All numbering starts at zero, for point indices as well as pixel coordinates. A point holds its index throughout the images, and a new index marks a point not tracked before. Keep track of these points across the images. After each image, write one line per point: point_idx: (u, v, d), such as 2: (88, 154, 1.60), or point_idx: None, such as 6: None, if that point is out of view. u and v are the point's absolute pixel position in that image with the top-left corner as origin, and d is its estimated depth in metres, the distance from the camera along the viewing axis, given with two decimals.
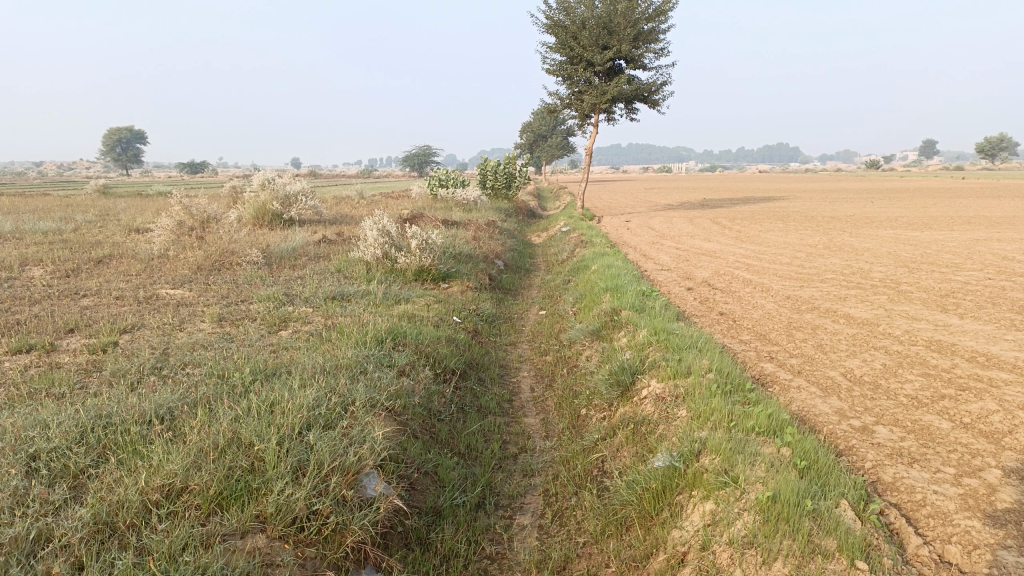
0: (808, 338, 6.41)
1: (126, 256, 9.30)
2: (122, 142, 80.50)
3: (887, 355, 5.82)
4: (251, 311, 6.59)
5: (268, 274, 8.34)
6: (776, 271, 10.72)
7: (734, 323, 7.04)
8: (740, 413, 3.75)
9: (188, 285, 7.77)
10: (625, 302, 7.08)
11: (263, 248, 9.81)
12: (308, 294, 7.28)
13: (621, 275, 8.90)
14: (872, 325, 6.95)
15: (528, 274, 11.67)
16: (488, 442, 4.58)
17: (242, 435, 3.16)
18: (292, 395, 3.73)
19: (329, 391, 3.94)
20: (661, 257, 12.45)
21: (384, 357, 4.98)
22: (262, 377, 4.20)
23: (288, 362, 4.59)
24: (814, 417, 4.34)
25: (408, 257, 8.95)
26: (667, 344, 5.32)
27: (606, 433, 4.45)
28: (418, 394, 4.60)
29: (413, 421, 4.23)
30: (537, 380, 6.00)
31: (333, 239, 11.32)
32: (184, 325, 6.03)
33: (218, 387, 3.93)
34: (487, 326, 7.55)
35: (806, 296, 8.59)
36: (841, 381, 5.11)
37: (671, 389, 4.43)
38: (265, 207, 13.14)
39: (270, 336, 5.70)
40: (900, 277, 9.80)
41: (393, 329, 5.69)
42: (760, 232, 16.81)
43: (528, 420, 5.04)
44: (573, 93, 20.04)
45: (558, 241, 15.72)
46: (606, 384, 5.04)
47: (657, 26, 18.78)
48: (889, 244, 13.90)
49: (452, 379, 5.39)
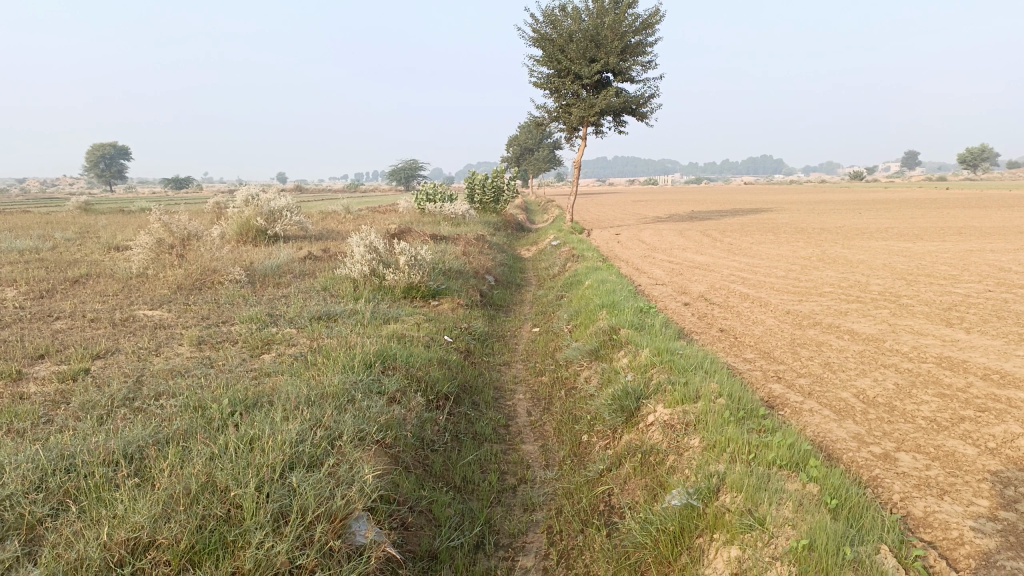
0: (815, 356, 6.17)
1: (103, 275, 8.97)
2: (105, 158, 79.96)
3: (898, 373, 5.58)
4: (233, 333, 6.28)
5: (250, 293, 8.04)
6: (773, 284, 10.50)
7: (736, 340, 6.79)
8: (757, 442, 3.50)
9: (167, 306, 7.45)
10: (623, 319, 6.82)
11: (246, 266, 9.51)
12: (293, 315, 6.97)
13: (616, 291, 8.66)
14: (878, 341, 6.72)
15: (519, 290, 11.41)
16: (484, 473, 4.30)
17: (217, 478, 2.86)
18: (274, 430, 3.44)
19: (314, 424, 3.65)
20: (654, 271, 12.22)
21: (373, 384, 4.69)
22: (241, 407, 3.91)
23: (271, 390, 4.29)
24: (832, 445, 4.08)
25: (396, 274, 8.67)
26: (672, 366, 5.06)
27: (611, 463, 4.18)
28: (409, 423, 4.32)
29: (405, 453, 3.94)
30: (534, 403, 5.72)
31: (318, 256, 11.03)
32: (161, 349, 5.72)
33: (194, 421, 3.63)
34: (479, 345, 7.27)
35: (806, 311, 8.35)
36: (855, 403, 4.86)
37: (680, 416, 4.17)
38: (249, 223, 12.82)
39: (251, 361, 5.39)
40: (899, 290, 9.61)
41: (382, 351, 5.41)
42: (752, 245, 16.64)
43: (526, 448, 4.76)
44: (561, 106, 19.87)
45: (547, 255, 15.48)
46: (608, 410, 4.77)
47: (645, 38, 18.67)
48: (883, 256, 13.75)
49: (445, 405, 5.11)
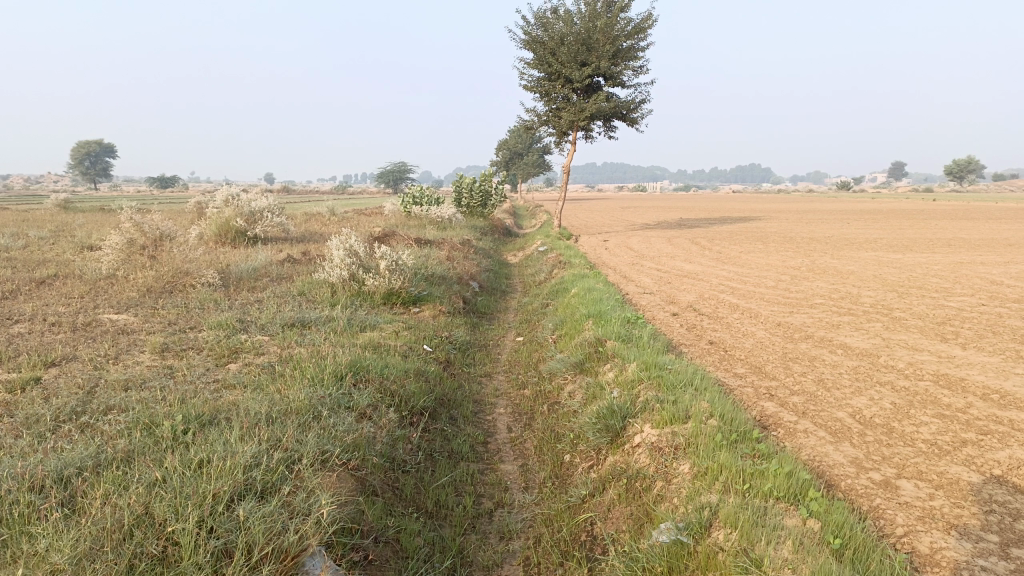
0: (808, 371, 5.93)
1: (71, 276, 8.62)
2: (90, 156, 79.29)
3: (895, 392, 5.35)
4: (200, 340, 5.96)
5: (223, 297, 7.73)
6: (763, 295, 10.28)
7: (726, 354, 6.55)
8: (753, 470, 3.24)
9: (134, 310, 7.12)
10: (609, 330, 6.56)
11: (221, 268, 9.18)
12: (265, 321, 6.67)
13: (603, 300, 8.41)
14: (873, 356, 6.49)
15: (504, 297, 11.15)
16: (459, 496, 4.02)
17: (155, 510, 2.57)
18: (228, 452, 3.16)
19: (273, 445, 3.37)
20: (642, 280, 11.97)
21: (343, 398, 4.40)
22: (195, 425, 3.61)
23: (231, 406, 3.99)
24: (829, 472, 3.82)
25: (376, 279, 8.37)
26: (660, 382, 4.80)
27: (594, 487, 3.91)
28: (379, 442, 4.03)
29: (373, 476, 3.66)
30: (515, 418, 5.43)
31: (297, 259, 10.72)
32: (121, 357, 5.40)
33: (140, 441, 3.33)
34: (460, 355, 6.99)
35: (797, 323, 8.12)
36: (851, 424, 4.61)
37: (669, 438, 3.91)
38: (228, 224, 12.47)
39: (216, 371, 5.07)
40: (891, 303, 9.41)
41: (355, 362, 5.11)
42: (741, 254, 16.47)
43: (505, 467, 4.48)
44: (550, 110, 19.64)
45: (534, 261, 15.20)
46: (592, 430, 4.50)
47: (635, 44, 18.48)
48: (873, 267, 13.59)
49: (420, 420, 4.82)
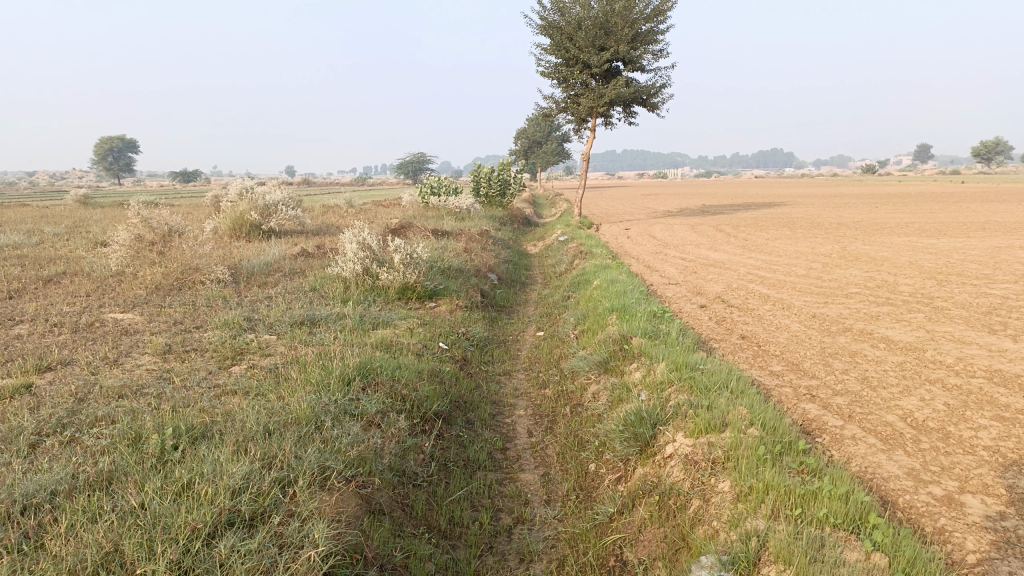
0: (849, 368, 5.52)
1: (78, 274, 8.38)
2: (113, 152, 79.92)
3: (947, 391, 4.93)
4: (204, 341, 5.67)
5: (233, 294, 7.45)
6: (795, 284, 9.84)
7: (760, 350, 6.16)
8: (804, 490, 2.89)
9: (140, 308, 6.86)
10: (635, 326, 6.18)
11: (232, 264, 8.92)
12: (273, 319, 6.36)
13: (628, 292, 8.03)
14: (918, 350, 6.06)
15: (524, 289, 10.81)
16: (476, 511, 3.69)
17: (125, 548, 2.29)
18: (216, 473, 2.86)
19: (267, 465, 3.06)
20: (666, 269, 11.57)
21: (349, 405, 4.09)
22: (185, 439, 3.32)
23: (226, 416, 3.69)
24: (884, 487, 3.44)
25: (390, 273, 8.05)
26: (693, 384, 4.44)
27: (622, 505, 3.57)
28: (388, 453, 3.71)
29: (379, 494, 3.35)
30: (536, 421, 5.08)
31: (311, 253, 10.44)
32: (121, 360, 5.11)
33: (122, 459, 3.04)
34: (477, 352, 6.67)
35: (833, 315, 7.70)
36: (902, 429, 4.22)
37: (705, 449, 3.55)
38: (242, 217, 12.20)
39: (217, 375, 4.77)
40: (930, 292, 8.95)
41: (364, 363, 4.79)
42: (767, 240, 15.98)
43: (525, 477, 4.14)
44: (569, 96, 19.18)
45: (554, 251, 14.81)
46: (620, 439, 4.15)
47: (656, 27, 17.99)
48: (907, 252, 13.10)
49: (433, 427, 4.49)
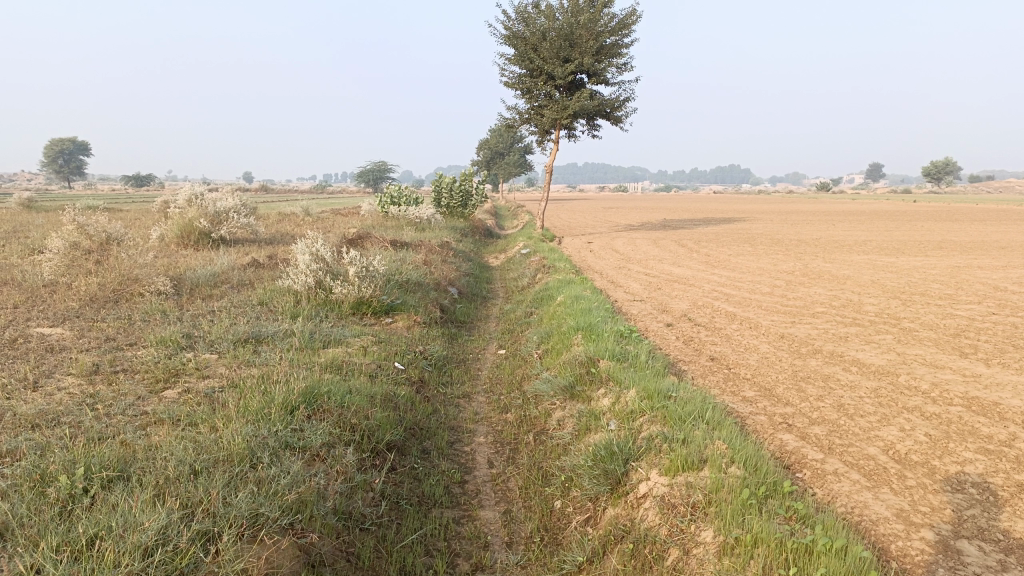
0: (825, 395, 5.28)
1: (7, 283, 7.79)
2: (64, 154, 77.68)
3: (927, 420, 4.71)
4: (139, 360, 5.21)
5: (174, 308, 6.99)
6: (760, 303, 9.65)
7: (730, 373, 5.90)
8: (795, 545, 2.64)
9: (71, 323, 6.34)
10: (602, 348, 5.88)
11: (176, 274, 8.41)
12: (215, 337, 5.91)
13: (593, 310, 7.75)
14: (892, 375, 5.86)
15: (485, 303, 10.49)
16: (429, 557, 3.32)
17: None
18: (126, 526, 2.48)
19: (189, 513, 2.69)
20: (630, 285, 11.34)
21: (291, 437, 3.70)
22: (99, 481, 2.91)
23: (149, 451, 3.27)
24: (874, 532, 3.18)
25: (345, 287, 7.66)
26: (666, 415, 4.15)
27: (592, 552, 3.25)
28: (332, 494, 3.34)
29: (321, 543, 2.98)
30: (497, 450, 4.72)
31: (261, 263, 9.96)
32: (41, 381, 4.62)
33: (19, 506, 2.62)
34: (435, 373, 6.30)
35: (802, 335, 7.49)
36: (886, 463, 3.97)
37: (683, 492, 3.27)
38: (191, 225, 11.66)
39: (147, 401, 4.33)
40: (897, 312, 8.83)
41: (311, 388, 4.39)
42: (729, 256, 15.92)
43: (485, 515, 3.78)
44: (532, 108, 18.94)
45: (516, 265, 14.52)
46: (588, 476, 3.84)
47: (621, 40, 17.86)
48: (868, 271, 13.09)
49: (385, 461, 4.10)
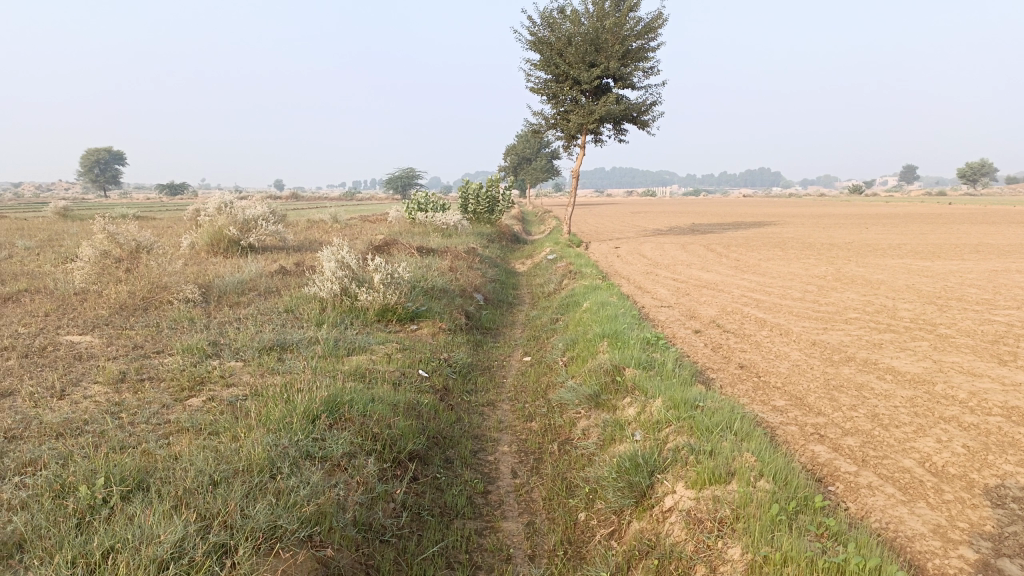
0: (858, 404, 5.14)
1: (40, 292, 7.89)
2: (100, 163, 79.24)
3: (965, 431, 4.55)
4: (165, 368, 5.24)
5: (201, 315, 7.03)
6: (791, 309, 9.48)
7: (760, 382, 5.78)
8: (826, 564, 2.54)
9: (100, 331, 6.40)
10: (628, 355, 5.80)
11: (204, 282, 8.47)
12: (240, 344, 5.93)
13: (620, 316, 7.65)
14: (927, 384, 5.69)
15: (511, 309, 10.43)
16: (450, 569, 3.26)
17: None
18: (143, 539, 2.46)
19: (206, 526, 2.66)
20: (658, 291, 11.21)
21: (311, 447, 3.67)
22: (118, 492, 2.91)
23: (170, 461, 3.27)
24: (910, 550, 3.06)
25: (370, 294, 7.64)
26: (693, 426, 4.06)
27: (616, 567, 3.17)
28: (352, 506, 3.30)
29: (339, 556, 2.94)
30: (520, 459, 4.66)
31: (289, 270, 10.00)
32: (69, 389, 4.65)
33: (39, 518, 2.62)
34: (459, 380, 6.25)
35: (834, 342, 7.32)
36: (922, 476, 3.84)
37: (710, 506, 3.18)
38: (221, 232, 11.76)
39: (171, 410, 4.34)
40: (933, 318, 8.61)
41: (334, 397, 4.37)
42: (759, 261, 15.69)
43: (508, 526, 3.72)
44: (559, 113, 18.88)
45: (543, 270, 14.46)
46: (613, 489, 3.76)
47: (647, 44, 17.75)
48: (903, 275, 12.82)
49: (407, 471, 4.06)
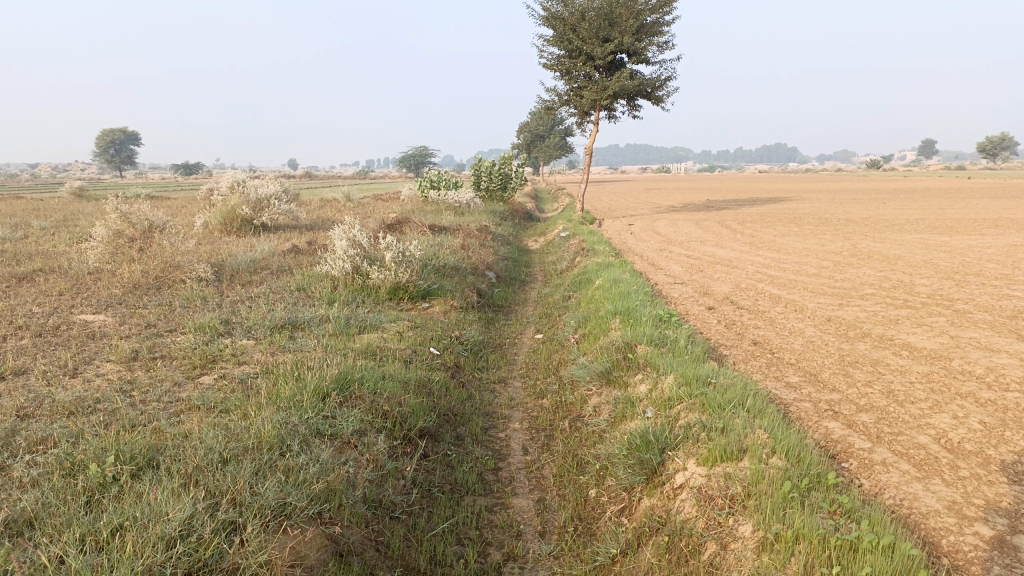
0: (873, 380, 5.08)
1: (55, 271, 7.93)
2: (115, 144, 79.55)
3: (981, 407, 4.49)
4: (177, 346, 5.25)
5: (214, 294, 7.04)
6: (806, 285, 9.38)
7: (774, 358, 5.73)
8: (838, 541, 2.51)
9: (114, 310, 6.43)
10: (640, 332, 5.75)
11: (217, 261, 8.48)
12: (252, 323, 5.93)
13: (633, 293, 7.60)
14: (944, 360, 5.61)
15: (524, 287, 10.39)
16: (460, 546, 3.27)
17: None
18: (152, 516, 2.47)
19: (215, 503, 2.67)
20: (671, 268, 11.13)
21: (321, 425, 3.67)
22: (129, 469, 2.92)
23: (180, 439, 3.28)
24: (924, 527, 3.02)
25: (382, 272, 7.62)
26: (705, 403, 4.02)
27: (626, 544, 3.16)
28: (362, 483, 3.30)
29: (348, 533, 2.94)
30: (531, 436, 4.65)
31: (302, 249, 9.99)
32: (82, 367, 4.67)
33: (50, 495, 2.63)
34: (471, 358, 6.24)
35: (849, 318, 7.24)
36: (937, 453, 3.79)
37: (721, 483, 3.16)
38: (233, 212, 11.76)
39: (182, 388, 4.35)
40: (950, 293, 8.49)
41: (344, 374, 4.36)
42: (775, 237, 15.53)
43: (518, 503, 3.71)
44: (572, 89, 18.69)
45: (556, 248, 14.39)
46: (623, 466, 3.74)
47: (661, 18, 17.50)
48: (920, 250, 12.66)
49: (417, 448, 4.05)
